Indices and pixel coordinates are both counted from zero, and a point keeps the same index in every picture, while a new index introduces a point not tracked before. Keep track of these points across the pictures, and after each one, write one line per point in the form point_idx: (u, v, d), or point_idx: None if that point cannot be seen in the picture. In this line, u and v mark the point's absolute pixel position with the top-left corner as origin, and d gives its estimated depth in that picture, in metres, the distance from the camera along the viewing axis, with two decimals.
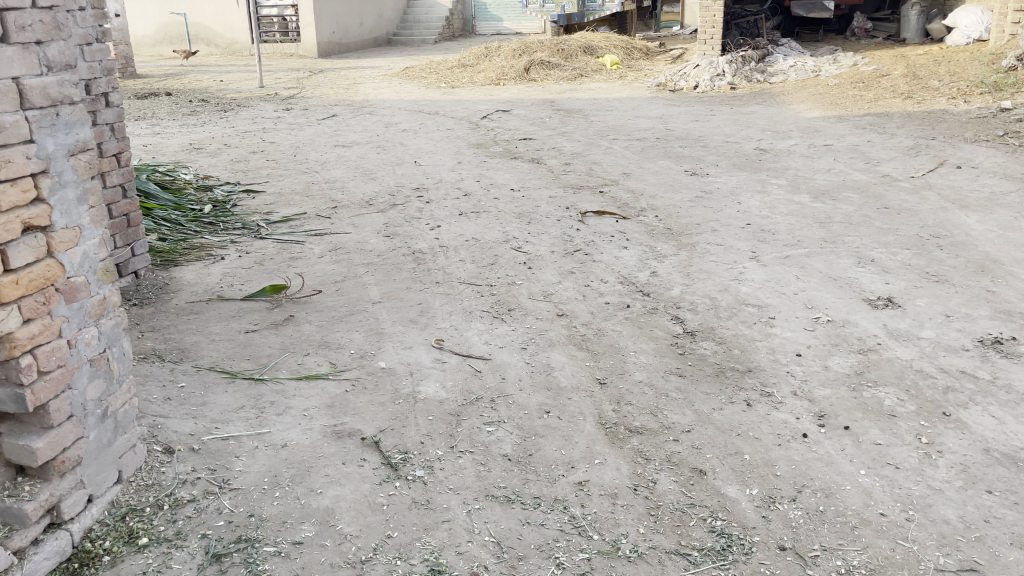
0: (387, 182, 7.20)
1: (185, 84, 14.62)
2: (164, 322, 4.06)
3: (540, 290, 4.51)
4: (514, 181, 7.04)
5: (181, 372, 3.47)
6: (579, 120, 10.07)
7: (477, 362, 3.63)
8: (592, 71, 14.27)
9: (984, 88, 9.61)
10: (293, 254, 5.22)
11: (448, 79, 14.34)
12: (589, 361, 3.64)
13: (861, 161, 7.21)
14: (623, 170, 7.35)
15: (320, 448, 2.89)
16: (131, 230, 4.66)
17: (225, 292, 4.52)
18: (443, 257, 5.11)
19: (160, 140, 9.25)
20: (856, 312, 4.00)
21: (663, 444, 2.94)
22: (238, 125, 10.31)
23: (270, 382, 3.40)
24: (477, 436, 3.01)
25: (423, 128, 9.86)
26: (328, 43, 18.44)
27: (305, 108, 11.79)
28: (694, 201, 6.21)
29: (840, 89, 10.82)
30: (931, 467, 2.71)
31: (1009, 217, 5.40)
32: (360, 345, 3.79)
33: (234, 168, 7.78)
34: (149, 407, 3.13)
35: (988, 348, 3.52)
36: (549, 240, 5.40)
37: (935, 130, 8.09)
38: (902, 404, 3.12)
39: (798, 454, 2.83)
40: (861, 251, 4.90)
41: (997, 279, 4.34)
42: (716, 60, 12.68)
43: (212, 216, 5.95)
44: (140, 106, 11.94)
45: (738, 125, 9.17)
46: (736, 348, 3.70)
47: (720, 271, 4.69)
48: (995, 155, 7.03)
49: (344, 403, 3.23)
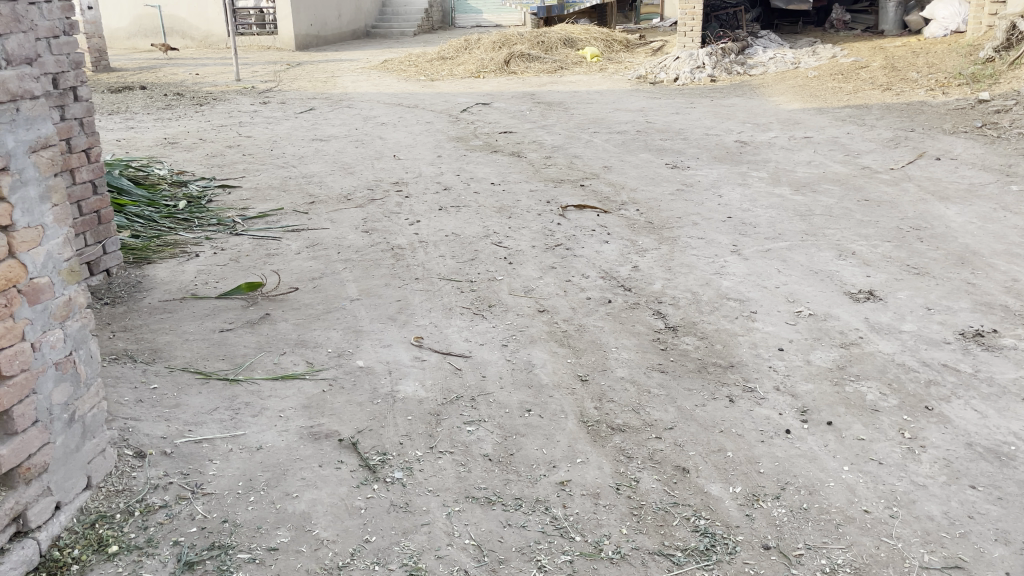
0: (365, 176, 7.11)
1: (161, 78, 14.40)
2: (137, 322, 3.97)
3: (520, 286, 4.46)
4: (494, 175, 6.98)
5: (153, 373, 3.40)
6: (559, 113, 10.01)
7: (457, 359, 3.57)
8: (572, 64, 14.22)
9: (962, 79, 9.66)
10: (270, 251, 5.14)
11: (428, 71, 14.23)
12: (570, 358, 3.59)
13: (841, 153, 7.21)
14: (604, 163, 7.30)
15: (296, 451, 2.83)
16: (102, 227, 4.57)
17: (199, 290, 4.43)
18: (422, 252, 5.05)
19: (134, 134, 9.09)
20: (837, 305, 3.99)
21: (645, 442, 2.91)
22: (214, 119, 10.16)
23: (244, 383, 3.33)
24: (456, 436, 2.96)
25: (402, 122, 9.77)
26: (306, 35, 18.24)
27: (282, 102, 11.65)
28: (674, 195, 6.18)
29: (819, 81, 10.84)
30: (914, 462, 2.70)
31: (988, 209, 5.41)
32: (338, 343, 3.72)
33: (209, 163, 7.65)
34: (120, 409, 3.05)
35: (969, 341, 3.52)
36: (530, 235, 5.34)
37: (914, 122, 8.11)
38: (884, 399, 3.10)
39: (780, 451, 2.80)
40: (841, 243, 4.89)
41: (977, 270, 4.34)
42: (696, 53, 12.67)
43: (187, 213, 5.85)
44: (114, 100, 11.74)
45: (718, 117, 9.15)
46: (719, 343, 3.67)
47: (701, 265, 4.66)
48: (973, 147, 7.06)
49: (321, 403, 3.17)
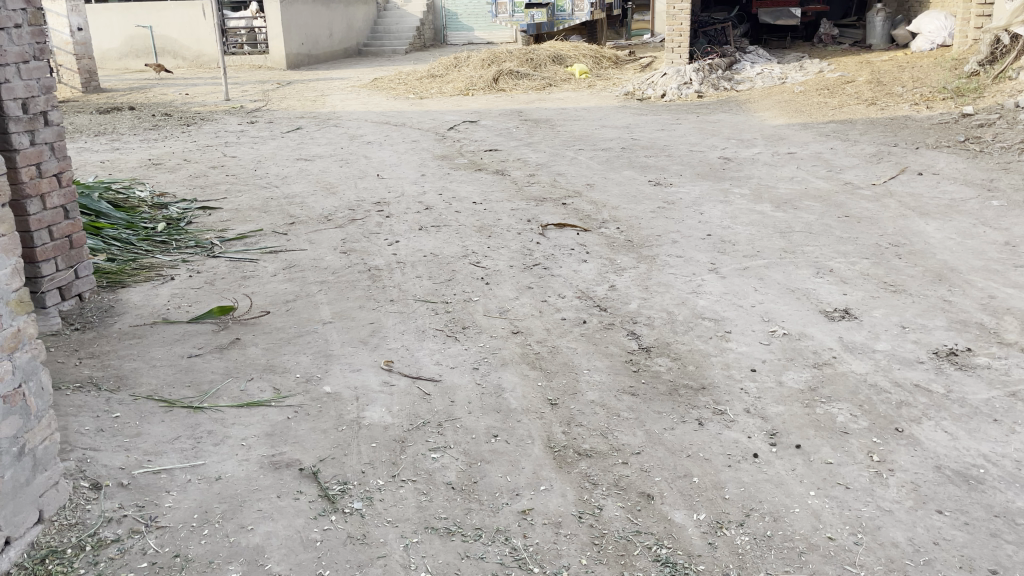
0: (348, 196, 7.08)
1: (150, 98, 14.40)
2: (106, 348, 3.93)
3: (496, 307, 4.42)
4: (477, 194, 6.95)
5: (117, 401, 3.35)
6: (546, 131, 10.02)
7: (426, 384, 3.52)
8: (561, 80, 14.26)
9: (946, 93, 9.68)
10: (246, 273, 5.10)
11: (417, 89, 14.26)
12: (541, 380, 3.55)
13: (824, 168, 7.20)
14: (587, 181, 7.29)
15: (255, 481, 2.79)
16: (75, 251, 4.53)
17: (171, 314, 4.39)
18: (399, 273, 5.02)
19: (119, 156, 9.06)
20: (812, 324, 3.96)
21: (611, 468, 2.86)
22: (200, 140, 10.15)
23: (209, 410, 3.29)
24: (420, 464, 2.92)
25: (388, 140, 9.76)
26: (297, 54, 18.27)
27: (269, 121, 11.66)
28: (656, 213, 6.16)
29: (805, 97, 10.86)
30: (882, 486, 2.66)
31: (968, 224, 5.40)
32: (307, 368, 3.68)
33: (192, 184, 7.62)
34: (79, 439, 3.00)
35: (942, 360, 3.48)
36: (509, 254, 5.31)
37: (897, 136, 8.12)
38: (855, 421, 3.06)
39: (747, 476, 2.76)
40: (819, 261, 4.87)
41: (955, 287, 4.32)
42: (683, 69, 12.71)
43: (165, 235, 5.82)
44: (101, 121, 11.73)
45: (704, 134, 9.16)
46: (691, 364, 3.64)
47: (678, 284, 4.64)
48: (956, 161, 7.05)
49: (285, 431, 3.13)
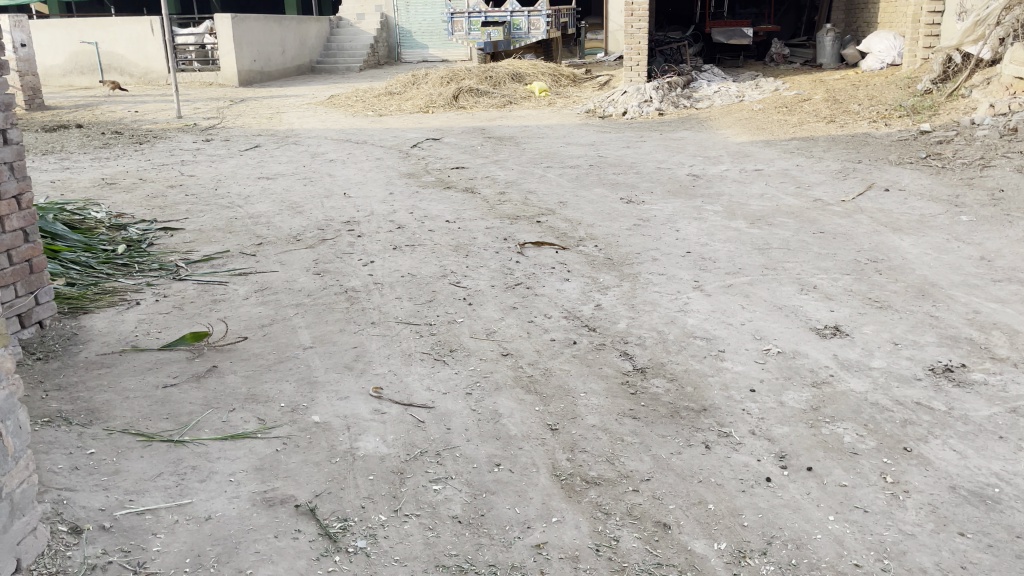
0: (315, 215, 6.89)
1: (98, 116, 13.97)
2: (73, 379, 3.70)
3: (482, 328, 4.30)
4: (449, 212, 6.84)
5: (90, 437, 3.14)
6: (511, 148, 9.96)
7: (420, 411, 3.38)
8: (521, 98, 14.23)
9: (903, 111, 9.89)
10: (216, 296, 4.90)
11: (376, 107, 14.09)
12: (538, 405, 3.43)
13: (792, 185, 7.26)
14: (559, 199, 7.23)
15: (249, 520, 2.62)
16: (35, 276, 4.29)
17: (140, 341, 4.17)
18: (378, 294, 4.86)
19: (70, 175, 8.72)
20: (804, 342, 3.93)
21: (623, 496, 2.77)
22: (155, 159, 9.83)
23: (191, 444, 3.10)
24: (422, 496, 2.78)
25: (351, 158, 9.59)
26: (250, 71, 17.94)
27: (226, 139, 11.38)
28: (632, 230, 6.12)
29: (765, 114, 11.01)
30: (900, 509, 2.62)
31: (941, 240, 5.47)
32: (291, 397, 3.51)
33: (150, 204, 7.35)
34: (53, 479, 2.80)
35: (939, 377, 3.48)
36: (488, 274, 5.20)
37: (860, 153, 8.25)
38: (862, 441, 3.02)
39: (763, 501, 2.70)
40: (802, 277, 4.86)
41: (939, 302, 4.35)
42: (643, 87, 12.79)
43: (126, 258, 5.57)
44: (48, 139, 11.32)
45: (669, 151, 9.19)
46: (689, 385, 3.57)
47: (665, 302, 4.59)
48: (920, 178, 7.16)
49: (275, 464, 2.96)
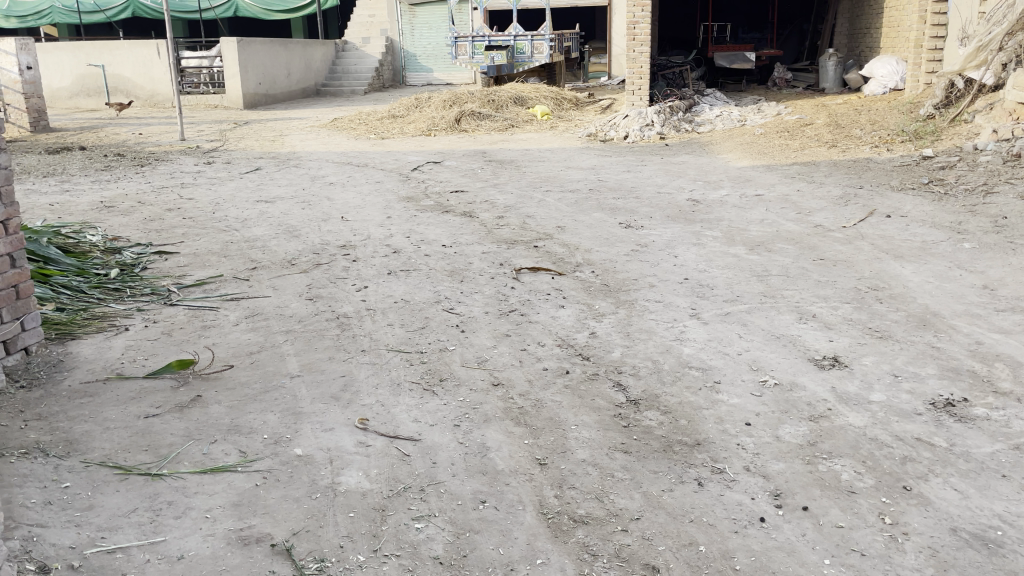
0: (312, 239, 6.85)
1: (102, 137, 14.01)
2: (54, 408, 3.62)
3: (473, 357, 4.22)
4: (446, 237, 6.78)
5: (66, 469, 3.06)
6: (511, 171, 9.93)
7: (406, 444, 3.30)
8: (523, 122, 14.24)
9: (905, 136, 9.84)
10: (206, 322, 4.84)
11: (379, 130, 14.11)
12: (527, 438, 3.34)
13: (793, 211, 7.19)
14: (557, 223, 7.17)
15: (222, 560, 2.54)
16: (21, 302, 4.23)
17: (126, 369, 4.10)
18: (370, 321, 4.79)
19: (69, 198, 8.69)
20: (802, 373, 3.84)
21: (611, 536, 2.68)
22: (154, 181, 9.82)
23: (169, 478, 3.02)
24: (404, 536, 2.69)
25: (351, 181, 9.56)
26: (254, 94, 18.02)
27: (227, 162, 11.38)
28: (630, 255, 6.06)
29: (766, 139, 10.97)
30: (899, 553, 2.52)
31: (943, 267, 5.38)
32: (275, 428, 3.42)
33: (146, 228, 7.31)
34: (24, 515, 2.72)
35: (941, 412, 3.38)
36: (483, 300, 5.13)
37: (861, 178, 8.19)
38: (860, 479, 2.93)
39: (757, 543, 2.60)
40: (801, 305, 4.78)
41: (940, 333, 4.26)
42: (645, 111, 12.78)
43: (118, 282, 5.52)
44: (50, 161, 11.32)
45: (670, 175, 9.15)
46: (683, 418, 3.47)
47: (661, 330, 4.50)
48: (922, 204, 7.09)
49: (253, 500, 2.88)
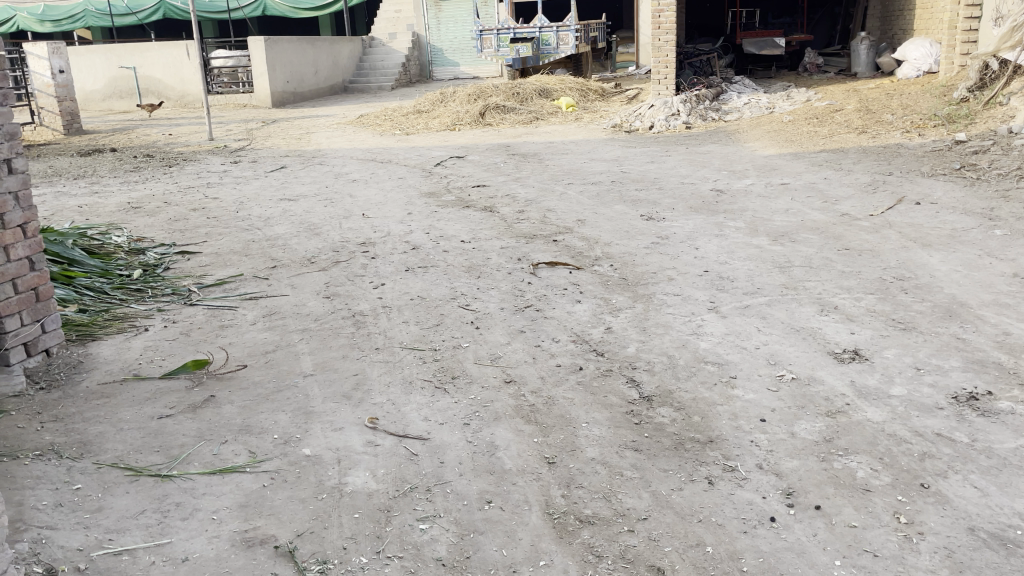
0: (332, 237, 6.87)
1: (133, 139, 14.22)
2: (70, 409, 3.67)
3: (486, 354, 4.19)
4: (465, 232, 6.76)
5: (78, 471, 3.09)
6: (534, 165, 9.88)
7: (414, 443, 3.28)
8: (547, 114, 14.16)
9: (937, 120, 9.59)
10: (224, 322, 4.87)
11: (403, 125, 14.13)
12: (536, 437, 3.31)
13: (819, 199, 7.05)
14: (578, 216, 7.11)
15: (226, 562, 2.55)
16: (41, 305, 4.30)
17: (143, 369, 4.14)
18: (385, 318, 4.79)
19: (98, 200, 8.82)
20: (821, 367, 3.75)
21: (617, 536, 2.63)
22: (181, 181, 9.94)
23: (178, 479, 3.04)
24: (407, 537, 2.68)
25: (373, 178, 9.58)
26: (282, 93, 18.15)
27: (253, 160, 11.47)
28: (650, 248, 5.98)
29: (794, 126, 10.77)
30: (912, 554, 2.45)
31: (972, 255, 5.23)
32: (286, 428, 3.43)
33: (171, 228, 7.39)
34: (34, 517, 2.76)
35: (964, 407, 3.27)
36: (499, 296, 5.10)
37: (891, 165, 7.99)
38: (876, 476, 2.84)
39: (766, 544, 2.54)
40: (823, 297, 4.67)
41: (966, 324, 4.13)
42: (671, 100, 12.62)
43: (140, 282, 5.58)
44: (81, 164, 11.51)
45: (694, 165, 9.02)
46: (696, 415, 3.41)
47: (677, 325, 4.43)
48: (953, 190, 6.90)
49: (259, 501, 2.88)
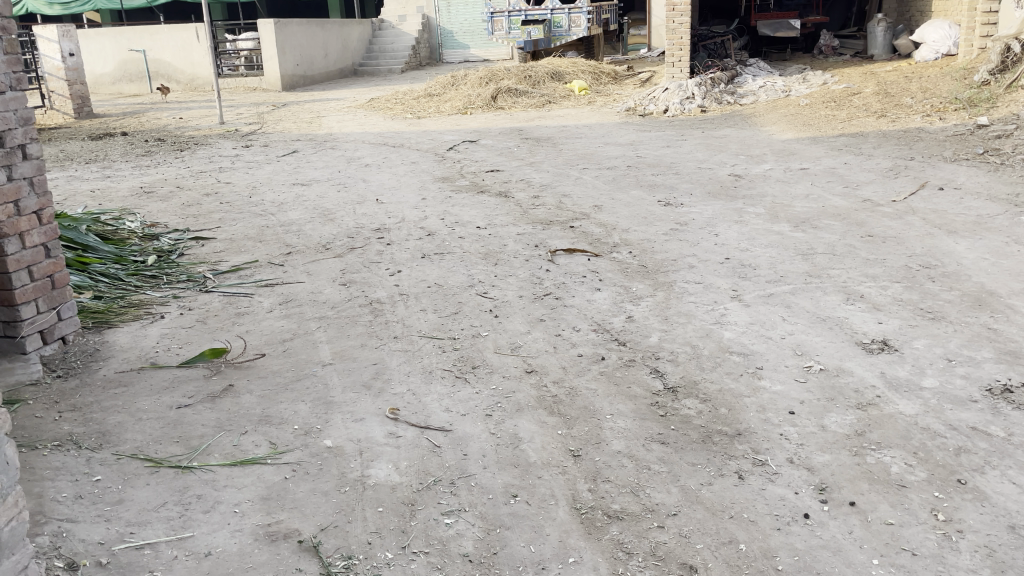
0: (347, 222, 6.81)
1: (144, 123, 14.17)
2: (88, 399, 3.63)
3: (506, 343, 4.13)
4: (481, 218, 6.69)
5: (98, 462, 3.05)
6: (547, 149, 9.78)
7: (436, 434, 3.23)
8: (560, 97, 14.02)
9: (958, 104, 9.44)
10: (240, 309, 4.83)
11: (415, 109, 14.03)
12: (560, 429, 3.25)
13: (840, 185, 6.94)
14: (594, 202, 7.02)
15: (249, 556, 2.51)
16: (57, 292, 4.26)
17: (160, 358, 4.10)
18: (402, 306, 4.73)
19: (109, 184, 8.78)
20: (849, 358, 3.67)
21: (646, 533, 2.58)
22: (193, 166, 9.89)
23: (199, 470, 3.00)
24: (433, 531, 2.63)
25: (386, 162, 9.50)
26: (292, 76, 18.04)
27: (265, 145, 11.41)
28: (668, 235, 5.89)
29: (812, 109, 10.63)
30: (953, 552, 2.38)
31: (1000, 243, 5.13)
32: (306, 419, 3.39)
33: (184, 213, 7.35)
34: (55, 509, 2.72)
35: (998, 399, 3.20)
36: (517, 283, 5.03)
37: (913, 149, 7.87)
38: (911, 472, 2.78)
39: (800, 542, 2.48)
40: (848, 285, 4.59)
41: (997, 313, 4.05)
42: (685, 83, 12.48)
43: (155, 268, 5.54)
44: (93, 148, 11.48)
45: (711, 150, 8.90)
46: (723, 407, 3.34)
47: (700, 313, 4.36)
48: (977, 175, 6.79)
49: (282, 494, 2.84)
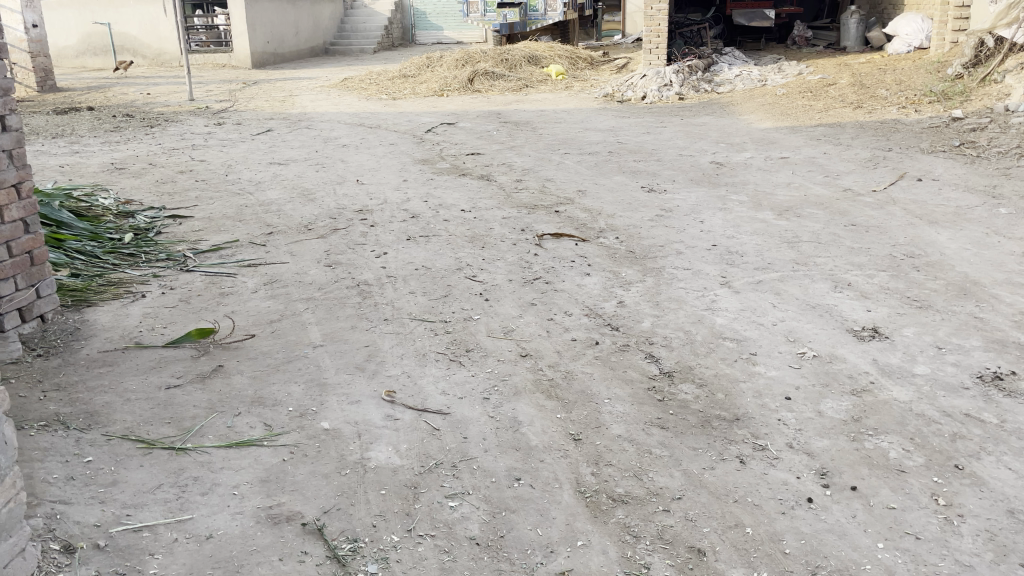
0: (327, 203, 6.71)
1: (110, 98, 13.81)
2: (73, 378, 3.54)
3: (499, 326, 4.11)
4: (464, 201, 6.63)
5: (88, 443, 2.97)
6: (527, 133, 9.73)
7: (435, 417, 3.20)
8: (537, 82, 13.95)
9: (933, 96, 9.58)
10: (224, 289, 4.73)
11: (390, 90, 13.86)
12: (559, 413, 3.24)
13: (821, 174, 7.00)
14: (578, 187, 7.01)
15: (252, 539, 2.47)
16: (36, 268, 4.13)
17: (144, 337, 4.01)
18: (391, 288, 4.68)
19: (79, 160, 8.55)
20: (841, 345, 3.71)
21: (652, 516, 2.58)
22: (164, 143, 9.66)
23: (193, 452, 2.93)
24: (438, 514, 2.61)
25: (364, 143, 9.37)
26: (262, 53, 17.71)
27: (237, 122, 11.19)
28: (654, 221, 5.90)
29: (789, 99, 10.72)
30: (955, 536, 2.43)
31: (980, 234, 5.22)
32: (300, 401, 3.33)
33: (159, 191, 7.18)
34: (47, 491, 2.65)
35: (989, 387, 3.26)
36: (506, 267, 5.00)
37: (890, 140, 7.97)
38: (909, 457, 2.82)
39: (805, 525, 2.50)
40: (835, 273, 4.64)
41: (982, 302, 4.12)
42: (663, 70, 12.49)
43: (133, 246, 5.40)
44: (59, 122, 11.16)
45: (690, 137, 8.93)
46: (720, 392, 3.36)
47: (691, 299, 4.37)
48: (954, 167, 6.89)
49: (281, 476, 2.79)
